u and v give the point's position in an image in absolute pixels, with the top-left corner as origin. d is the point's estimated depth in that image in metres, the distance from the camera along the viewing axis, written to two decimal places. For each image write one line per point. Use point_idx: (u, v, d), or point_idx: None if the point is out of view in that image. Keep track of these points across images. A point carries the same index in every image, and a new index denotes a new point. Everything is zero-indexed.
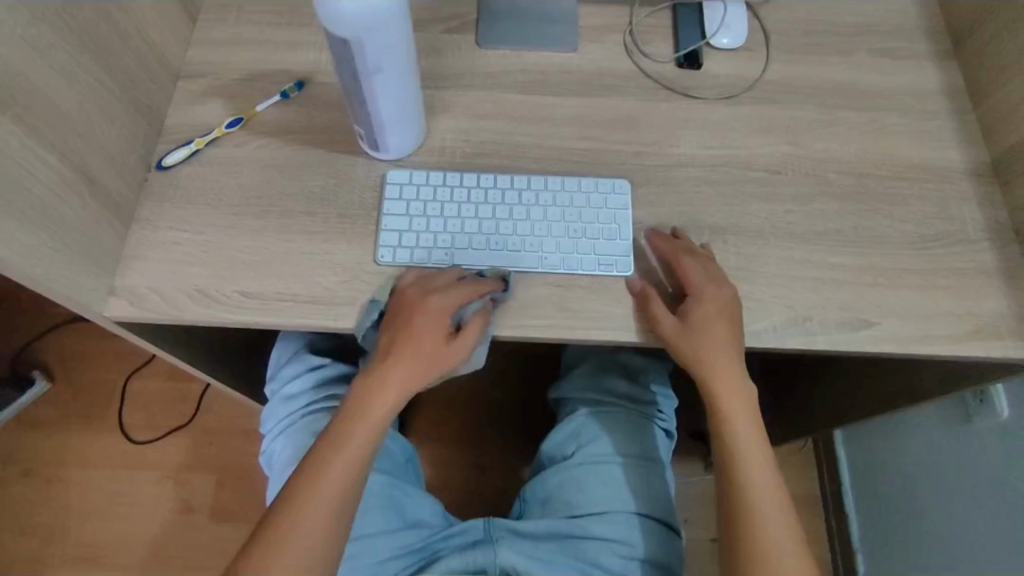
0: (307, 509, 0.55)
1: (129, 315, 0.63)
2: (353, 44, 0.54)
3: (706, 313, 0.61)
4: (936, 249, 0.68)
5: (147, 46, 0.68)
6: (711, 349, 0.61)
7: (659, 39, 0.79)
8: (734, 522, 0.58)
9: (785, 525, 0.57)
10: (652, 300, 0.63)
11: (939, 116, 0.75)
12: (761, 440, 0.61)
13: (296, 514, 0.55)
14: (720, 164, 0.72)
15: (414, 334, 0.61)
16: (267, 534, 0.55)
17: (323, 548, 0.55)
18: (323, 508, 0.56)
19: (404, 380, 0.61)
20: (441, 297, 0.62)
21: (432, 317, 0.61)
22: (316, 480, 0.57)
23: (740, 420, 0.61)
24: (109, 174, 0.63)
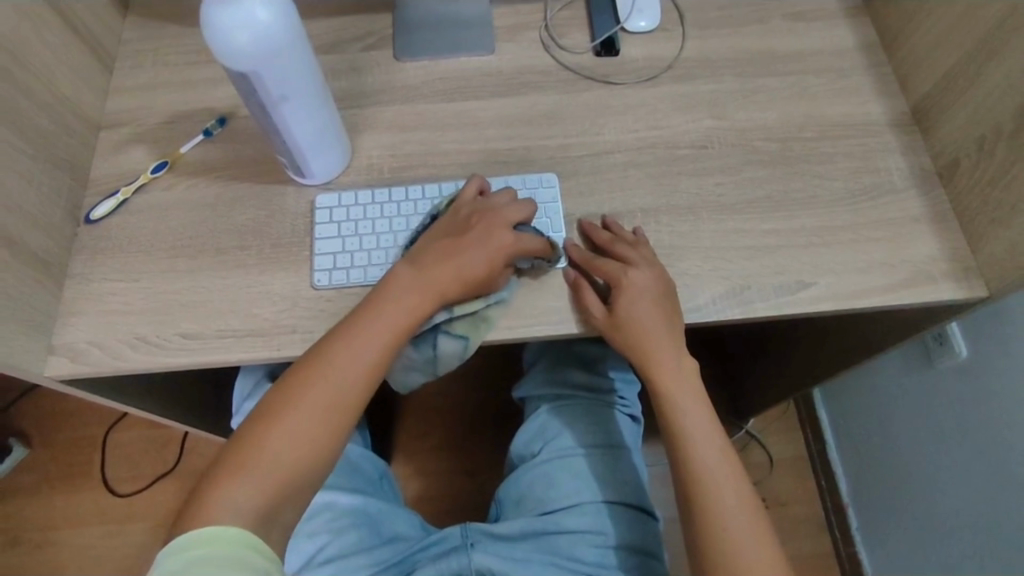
0: (278, 434, 0.55)
1: (72, 372, 0.63)
2: (252, 77, 0.54)
3: (630, 299, 0.62)
4: (866, 202, 0.69)
5: (61, 101, 0.69)
6: (647, 325, 0.62)
7: (576, 30, 0.79)
8: (692, 501, 0.59)
9: (735, 489, 0.59)
10: (580, 294, 0.64)
11: (857, 72, 0.76)
12: (712, 422, 0.62)
13: (257, 453, 0.54)
14: (646, 146, 0.72)
15: (465, 247, 0.62)
16: (226, 471, 0.53)
17: (287, 480, 0.54)
18: (292, 434, 0.55)
19: (423, 290, 0.60)
20: (508, 228, 0.62)
21: (493, 242, 0.62)
22: (309, 389, 0.56)
23: (680, 395, 0.62)
24: (32, 234, 0.62)
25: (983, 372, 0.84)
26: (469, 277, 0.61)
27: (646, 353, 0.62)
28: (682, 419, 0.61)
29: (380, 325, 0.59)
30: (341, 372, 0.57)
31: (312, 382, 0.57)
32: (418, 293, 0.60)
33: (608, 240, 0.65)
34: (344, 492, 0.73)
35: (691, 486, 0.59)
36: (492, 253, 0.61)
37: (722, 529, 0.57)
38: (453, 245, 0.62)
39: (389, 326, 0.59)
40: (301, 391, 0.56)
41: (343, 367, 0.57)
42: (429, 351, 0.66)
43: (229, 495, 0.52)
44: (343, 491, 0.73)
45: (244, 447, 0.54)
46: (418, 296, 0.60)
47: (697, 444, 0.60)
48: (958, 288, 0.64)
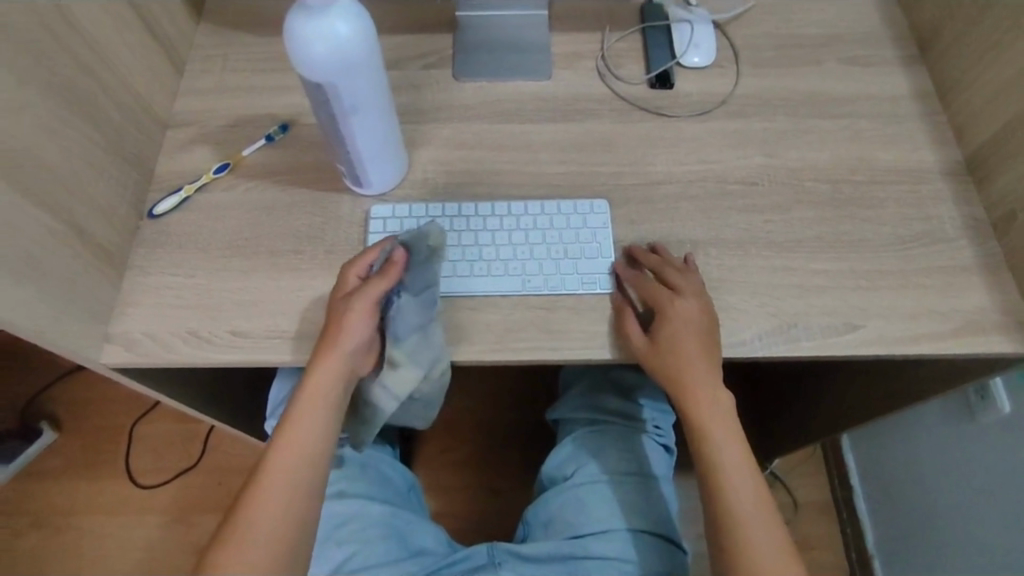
0: (266, 487, 0.58)
1: (124, 361, 0.64)
2: (327, 87, 0.56)
3: (674, 330, 0.62)
4: (919, 249, 0.68)
5: (136, 100, 0.71)
6: (682, 359, 0.62)
7: (631, 62, 0.81)
8: (724, 533, 0.58)
9: (767, 526, 0.58)
10: (625, 324, 0.64)
11: (910, 119, 0.77)
12: (748, 457, 0.61)
13: (247, 521, 0.56)
14: (697, 179, 0.73)
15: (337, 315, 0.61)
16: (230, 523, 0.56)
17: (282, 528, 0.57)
18: (270, 501, 0.57)
19: (335, 348, 0.60)
20: (343, 274, 0.63)
21: (338, 291, 0.62)
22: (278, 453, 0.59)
23: (716, 424, 0.61)
24: (100, 225, 0.64)
25: None
26: (341, 317, 0.60)
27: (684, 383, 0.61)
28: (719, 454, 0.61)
29: (320, 388, 0.60)
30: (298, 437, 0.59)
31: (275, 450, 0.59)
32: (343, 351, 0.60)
33: (658, 263, 0.66)
34: (374, 501, 0.74)
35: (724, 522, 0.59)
36: (344, 295, 0.61)
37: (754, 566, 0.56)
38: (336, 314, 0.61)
39: (331, 387, 0.60)
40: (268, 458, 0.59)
41: (303, 431, 0.60)
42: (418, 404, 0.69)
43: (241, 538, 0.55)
44: (373, 501, 0.74)
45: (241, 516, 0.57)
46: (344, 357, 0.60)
47: (730, 477, 0.60)
48: (1010, 342, 0.64)
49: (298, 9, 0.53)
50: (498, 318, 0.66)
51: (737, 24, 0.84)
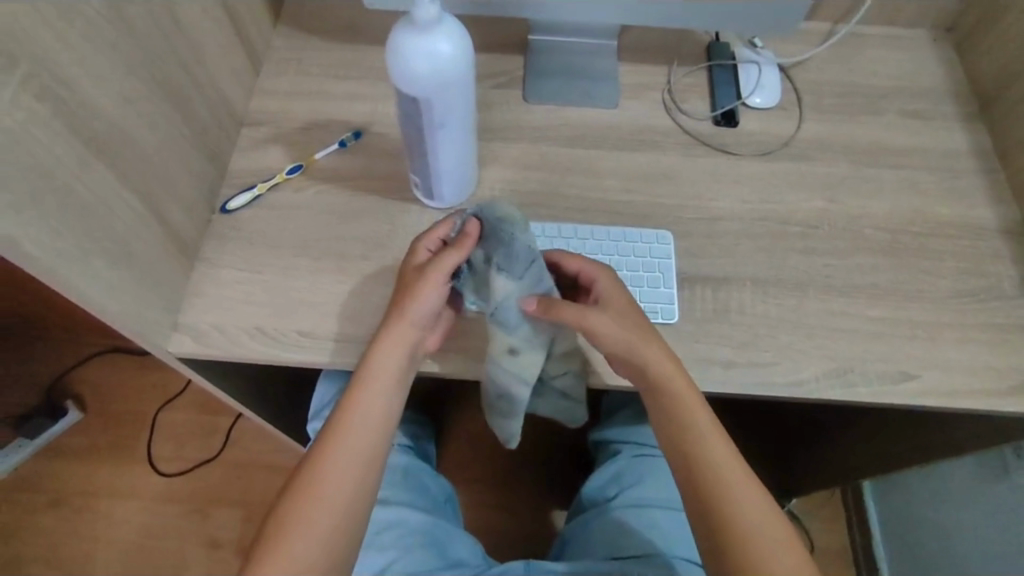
0: (332, 460, 0.59)
1: (192, 351, 0.65)
2: (422, 103, 0.58)
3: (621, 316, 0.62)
4: (976, 304, 0.69)
5: (218, 96, 0.73)
6: (635, 346, 0.60)
7: (697, 97, 0.83)
8: (725, 538, 0.56)
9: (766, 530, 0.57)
10: (568, 307, 0.61)
11: (970, 175, 0.78)
12: (731, 450, 0.61)
13: (316, 493, 0.58)
14: (758, 218, 0.74)
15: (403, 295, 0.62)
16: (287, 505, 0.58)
17: (342, 510, 0.58)
18: (339, 472, 0.59)
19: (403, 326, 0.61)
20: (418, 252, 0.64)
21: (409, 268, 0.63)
22: (336, 437, 0.60)
23: (701, 423, 0.60)
24: (179, 216, 0.66)
25: None
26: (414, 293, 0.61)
27: (656, 379, 0.60)
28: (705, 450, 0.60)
29: (378, 375, 0.61)
30: (357, 423, 0.61)
31: (333, 435, 0.60)
32: (403, 336, 0.61)
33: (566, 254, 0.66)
34: (418, 510, 0.77)
35: (713, 521, 0.57)
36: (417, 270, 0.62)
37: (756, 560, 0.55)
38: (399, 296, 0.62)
39: (390, 373, 0.61)
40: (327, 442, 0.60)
41: (357, 424, 0.61)
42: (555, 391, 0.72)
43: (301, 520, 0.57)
44: (417, 508, 0.76)
45: (307, 489, 0.58)
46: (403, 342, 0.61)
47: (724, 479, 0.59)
48: None
49: (403, 27, 0.55)
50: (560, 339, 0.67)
51: (802, 69, 0.85)
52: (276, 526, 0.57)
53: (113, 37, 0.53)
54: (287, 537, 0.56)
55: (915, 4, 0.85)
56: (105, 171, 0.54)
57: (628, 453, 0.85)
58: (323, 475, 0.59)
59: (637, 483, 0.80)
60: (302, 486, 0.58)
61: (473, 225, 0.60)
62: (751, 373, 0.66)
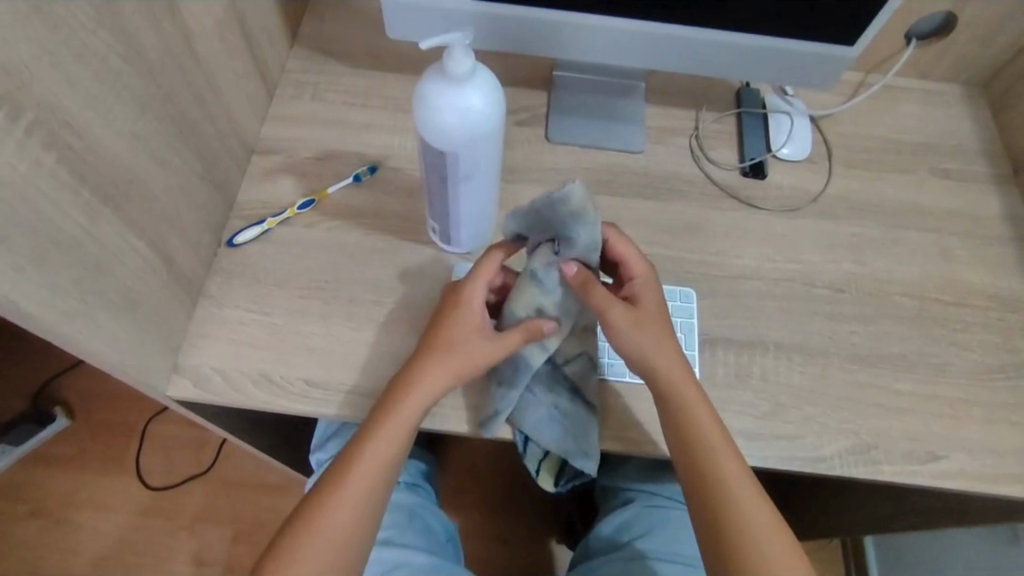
0: (343, 497, 0.55)
1: (192, 397, 0.62)
2: (449, 156, 0.55)
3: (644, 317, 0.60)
4: (1004, 382, 0.67)
5: (231, 125, 0.70)
6: (651, 351, 0.59)
7: (725, 145, 0.80)
8: (741, 565, 0.54)
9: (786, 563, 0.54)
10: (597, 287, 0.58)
11: (1001, 242, 0.76)
12: (746, 471, 0.58)
13: (316, 529, 0.54)
14: (784, 278, 0.72)
15: (449, 343, 0.59)
16: (280, 549, 0.54)
17: (337, 560, 0.54)
18: (347, 510, 0.55)
19: (447, 368, 0.58)
20: (471, 289, 0.60)
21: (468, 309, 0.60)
22: (343, 479, 0.56)
23: (718, 443, 0.57)
24: (186, 255, 0.63)
25: None
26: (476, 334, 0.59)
27: (663, 376, 0.59)
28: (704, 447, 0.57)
29: (401, 418, 0.57)
30: (371, 468, 0.56)
31: (341, 479, 0.56)
32: (435, 383, 0.58)
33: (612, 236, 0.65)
34: (421, 550, 0.74)
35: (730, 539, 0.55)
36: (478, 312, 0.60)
37: (757, 567, 0.54)
38: (440, 342, 0.59)
39: (412, 417, 0.57)
40: (331, 482, 0.56)
41: (372, 462, 0.56)
42: (565, 384, 0.64)
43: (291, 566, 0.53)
44: (420, 549, 0.74)
45: (307, 525, 0.54)
46: (435, 387, 0.58)
47: (740, 502, 0.56)
48: None
49: (435, 78, 0.52)
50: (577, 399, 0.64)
51: (833, 121, 0.83)
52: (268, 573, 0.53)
53: (127, 73, 0.50)
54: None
55: (952, 60, 0.83)
56: (111, 217, 0.51)
57: (639, 503, 0.83)
58: (322, 519, 0.54)
59: (648, 534, 0.78)
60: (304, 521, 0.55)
61: (547, 322, 0.60)
62: (773, 445, 0.63)
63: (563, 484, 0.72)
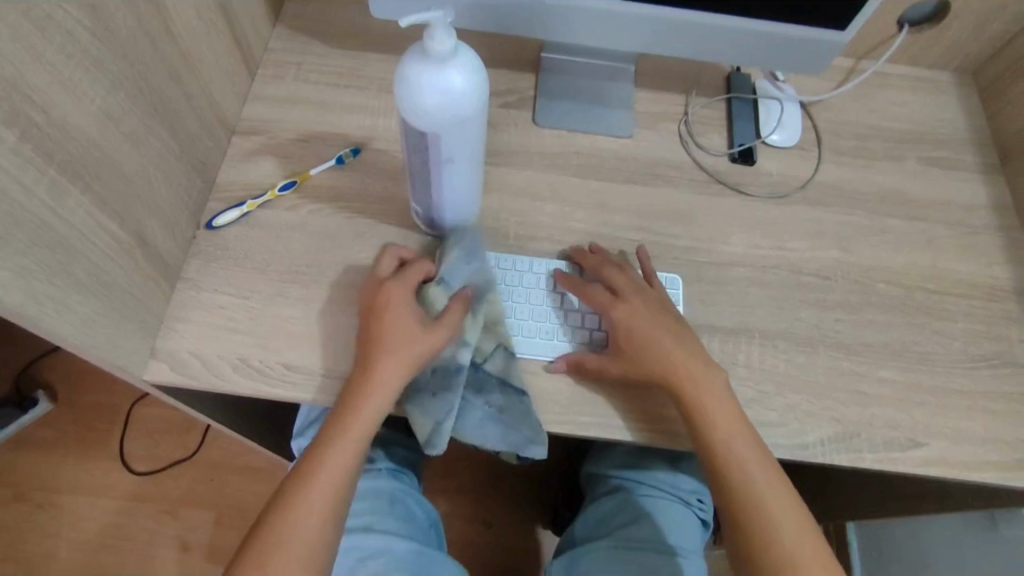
0: (311, 493, 0.55)
1: (169, 381, 0.61)
2: (431, 137, 0.54)
3: (634, 329, 0.63)
4: (987, 370, 0.68)
5: (210, 105, 0.68)
6: (650, 359, 0.61)
7: (713, 130, 0.79)
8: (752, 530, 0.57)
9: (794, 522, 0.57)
10: (584, 358, 0.63)
11: (987, 232, 0.76)
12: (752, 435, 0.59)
13: (286, 526, 0.54)
14: (770, 265, 0.72)
15: (402, 331, 0.59)
16: (262, 538, 0.54)
17: (312, 551, 0.54)
18: (316, 506, 0.55)
19: (399, 360, 0.58)
20: (399, 286, 0.61)
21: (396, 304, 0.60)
22: (310, 476, 0.56)
23: (723, 411, 0.59)
24: (162, 236, 0.62)
25: None
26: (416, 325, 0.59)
27: (664, 362, 0.61)
28: (703, 420, 0.59)
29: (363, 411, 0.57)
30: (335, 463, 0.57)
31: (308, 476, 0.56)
32: (392, 375, 0.58)
33: (598, 263, 0.67)
34: (402, 537, 0.74)
35: (739, 504, 0.58)
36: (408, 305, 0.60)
37: (764, 530, 0.56)
38: (395, 327, 0.59)
39: (373, 410, 0.58)
40: (308, 469, 0.57)
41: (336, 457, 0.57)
42: (494, 382, 0.63)
43: (273, 555, 0.53)
44: (402, 536, 0.74)
45: (280, 523, 0.54)
46: (393, 378, 0.58)
47: (746, 468, 0.58)
48: None
49: (416, 58, 0.51)
50: (560, 387, 0.64)
51: (823, 107, 0.82)
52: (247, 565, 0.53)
53: (97, 49, 0.49)
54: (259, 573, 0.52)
55: (943, 47, 0.82)
56: (80, 196, 0.50)
57: (623, 491, 0.83)
58: (300, 507, 0.55)
59: (631, 522, 0.78)
60: (274, 521, 0.54)
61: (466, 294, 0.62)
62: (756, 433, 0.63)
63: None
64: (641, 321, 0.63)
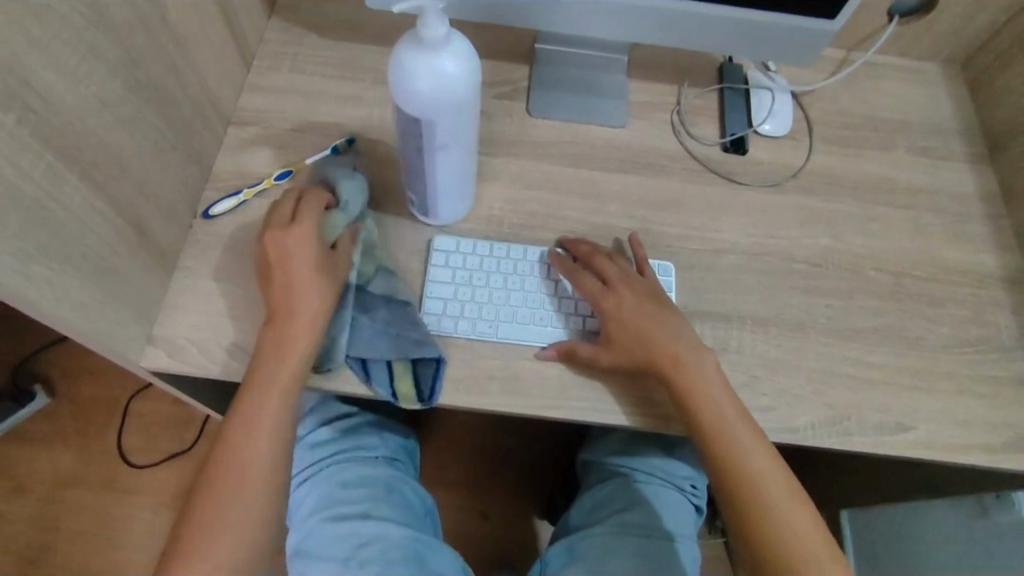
0: (244, 445, 0.55)
1: (167, 367, 0.62)
2: (424, 124, 0.54)
3: (625, 311, 0.63)
4: (974, 355, 0.68)
5: (206, 95, 0.68)
6: (638, 342, 0.62)
7: (706, 120, 0.80)
8: (743, 506, 0.58)
9: (787, 498, 0.57)
10: (576, 346, 0.64)
11: (975, 220, 0.77)
12: (743, 413, 0.60)
13: (227, 481, 0.54)
14: (762, 253, 0.72)
15: (308, 274, 0.59)
16: (198, 502, 0.53)
17: (256, 502, 0.54)
18: (251, 458, 0.55)
19: (308, 300, 0.58)
20: (299, 229, 0.60)
21: (303, 249, 0.59)
22: (242, 429, 0.56)
23: (712, 391, 0.60)
24: (159, 224, 0.62)
25: None
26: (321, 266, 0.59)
27: (647, 343, 0.62)
28: (697, 400, 0.60)
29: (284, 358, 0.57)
30: (262, 412, 0.56)
31: (240, 427, 0.56)
32: (306, 318, 0.58)
33: (588, 252, 0.68)
34: (399, 524, 0.75)
35: (731, 481, 0.58)
36: (314, 247, 0.60)
37: (756, 507, 0.57)
38: (300, 272, 0.59)
39: (295, 356, 0.57)
40: (234, 439, 0.55)
41: (261, 406, 0.56)
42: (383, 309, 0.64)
43: (212, 520, 0.52)
44: (399, 523, 0.75)
45: (217, 479, 0.54)
46: (307, 321, 0.58)
47: (734, 444, 0.59)
48: None
49: (408, 44, 0.51)
50: (553, 372, 0.65)
51: (815, 97, 0.83)
52: (187, 532, 0.52)
53: (94, 37, 0.49)
54: (205, 526, 0.52)
55: (933, 38, 0.83)
56: (77, 181, 0.50)
57: (617, 478, 0.83)
58: (233, 459, 0.55)
59: (626, 508, 0.79)
60: (213, 477, 0.54)
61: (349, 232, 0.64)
62: None
63: (429, 400, 0.63)
64: (630, 308, 0.63)
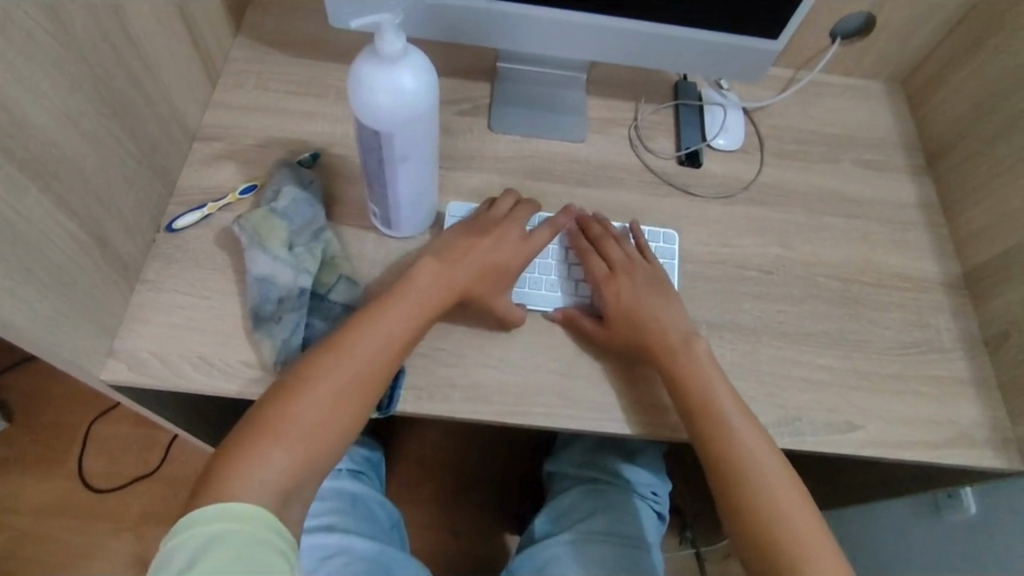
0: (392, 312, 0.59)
1: (128, 381, 0.62)
2: (384, 136, 0.56)
3: (631, 290, 0.67)
4: (917, 356, 0.72)
5: (171, 110, 0.69)
6: (646, 316, 0.65)
7: (662, 135, 0.83)
8: (733, 482, 0.58)
9: (779, 473, 0.58)
10: (579, 319, 0.67)
11: (916, 228, 0.81)
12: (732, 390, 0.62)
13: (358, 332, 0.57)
14: (717, 261, 0.75)
15: (510, 231, 0.67)
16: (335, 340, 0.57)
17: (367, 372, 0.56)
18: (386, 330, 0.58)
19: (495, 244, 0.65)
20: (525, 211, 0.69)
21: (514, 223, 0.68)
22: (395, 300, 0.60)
23: (707, 368, 0.63)
24: (121, 238, 0.62)
25: (990, 537, 0.85)
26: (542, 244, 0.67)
27: (655, 317, 0.65)
28: (695, 386, 0.62)
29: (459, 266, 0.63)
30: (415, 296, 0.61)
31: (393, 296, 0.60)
32: (487, 250, 0.65)
33: (600, 232, 0.71)
34: (364, 537, 0.75)
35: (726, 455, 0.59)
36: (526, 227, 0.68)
37: (752, 477, 0.58)
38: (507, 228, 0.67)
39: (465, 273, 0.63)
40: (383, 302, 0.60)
41: (416, 291, 0.61)
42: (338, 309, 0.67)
43: (340, 356, 0.56)
44: (363, 537, 0.75)
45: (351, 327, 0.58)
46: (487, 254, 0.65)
47: (728, 412, 0.61)
48: (999, 457, 0.67)
49: (368, 60, 0.53)
50: (515, 379, 0.66)
51: (764, 113, 0.87)
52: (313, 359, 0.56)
53: (58, 52, 0.50)
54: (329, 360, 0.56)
55: (871, 58, 0.88)
56: (39, 194, 0.50)
57: (580, 488, 0.85)
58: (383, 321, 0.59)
59: (589, 516, 0.80)
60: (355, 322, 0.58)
61: (303, 237, 0.67)
62: None
63: (386, 408, 0.64)
64: (628, 297, 0.66)
